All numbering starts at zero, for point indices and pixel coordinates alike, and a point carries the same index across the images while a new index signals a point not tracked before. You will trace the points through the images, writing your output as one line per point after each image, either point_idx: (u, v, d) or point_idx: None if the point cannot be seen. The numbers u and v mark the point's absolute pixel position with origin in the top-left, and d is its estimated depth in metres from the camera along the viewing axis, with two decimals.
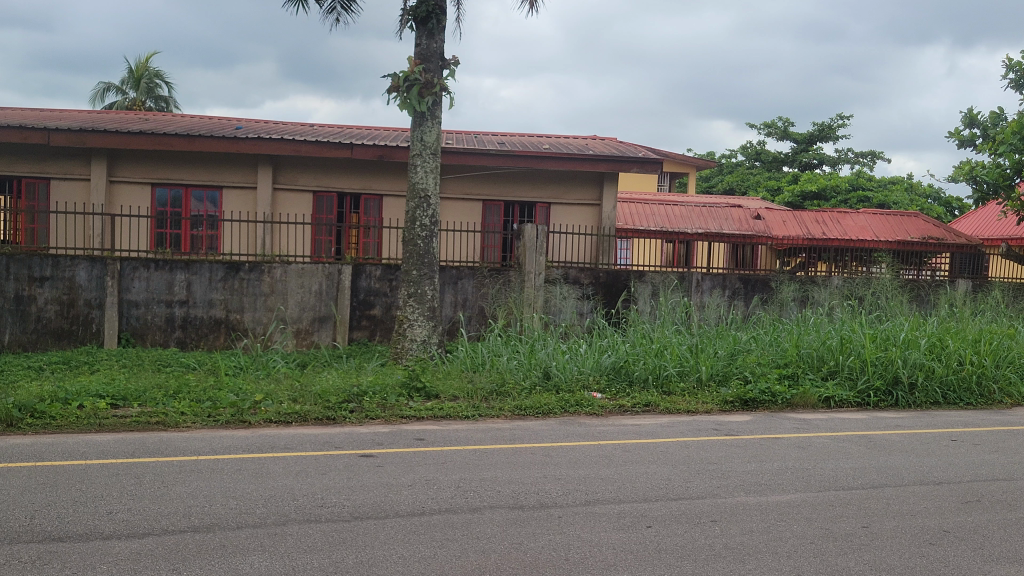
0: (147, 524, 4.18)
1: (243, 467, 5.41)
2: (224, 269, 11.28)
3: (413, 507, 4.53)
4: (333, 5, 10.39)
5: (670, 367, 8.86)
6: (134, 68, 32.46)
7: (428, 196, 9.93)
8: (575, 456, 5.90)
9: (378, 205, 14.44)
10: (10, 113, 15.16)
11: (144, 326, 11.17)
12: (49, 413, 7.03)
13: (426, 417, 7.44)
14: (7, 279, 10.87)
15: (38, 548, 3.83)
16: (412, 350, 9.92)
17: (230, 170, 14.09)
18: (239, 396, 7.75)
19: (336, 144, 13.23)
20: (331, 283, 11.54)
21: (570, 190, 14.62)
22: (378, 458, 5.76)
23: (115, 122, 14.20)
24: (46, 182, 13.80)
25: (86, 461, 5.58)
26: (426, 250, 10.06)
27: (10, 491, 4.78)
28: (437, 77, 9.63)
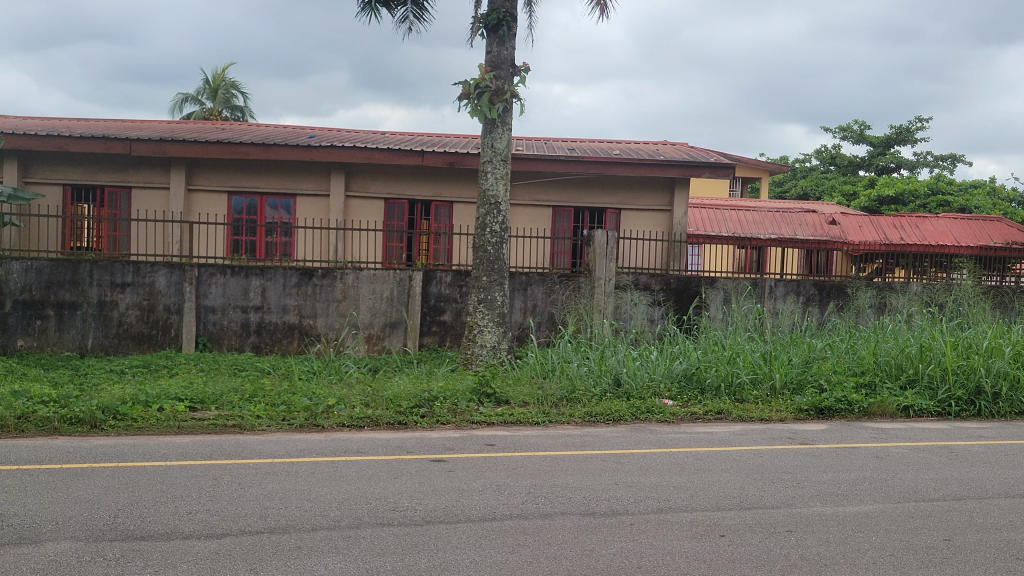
0: (225, 525, 4.26)
1: (318, 470, 5.49)
2: (298, 275, 11.48)
3: (484, 512, 4.54)
4: (406, 14, 10.51)
5: (743, 375, 8.72)
6: (211, 79, 33.29)
7: (499, 202, 9.94)
8: (646, 462, 5.86)
9: (449, 211, 14.56)
10: (94, 124, 15.64)
11: (220, 331, 11.41)
12: (131, 414, 7.23)
13: (496, 423, 7.46)
14: (91, 285, 11.14)
15: (123, 546, 3.93)
16: (481, 356, 9.97)
17: (304, 177, 14.33)
18: (312, 400, 7.84)
19: (407, 151, 13.35)
20: (402, 288, 11.66)
21: (640, 195, 14.54)
22: (449, 462, 5.80)
23: (193, 131, 14.55)
24: (128, 191, 14.20)
25: (167, 463, 5.71)
26: (496, 256, 10.07)
27: (95, 490, 4.92)
28: (507, 84, 9.66)
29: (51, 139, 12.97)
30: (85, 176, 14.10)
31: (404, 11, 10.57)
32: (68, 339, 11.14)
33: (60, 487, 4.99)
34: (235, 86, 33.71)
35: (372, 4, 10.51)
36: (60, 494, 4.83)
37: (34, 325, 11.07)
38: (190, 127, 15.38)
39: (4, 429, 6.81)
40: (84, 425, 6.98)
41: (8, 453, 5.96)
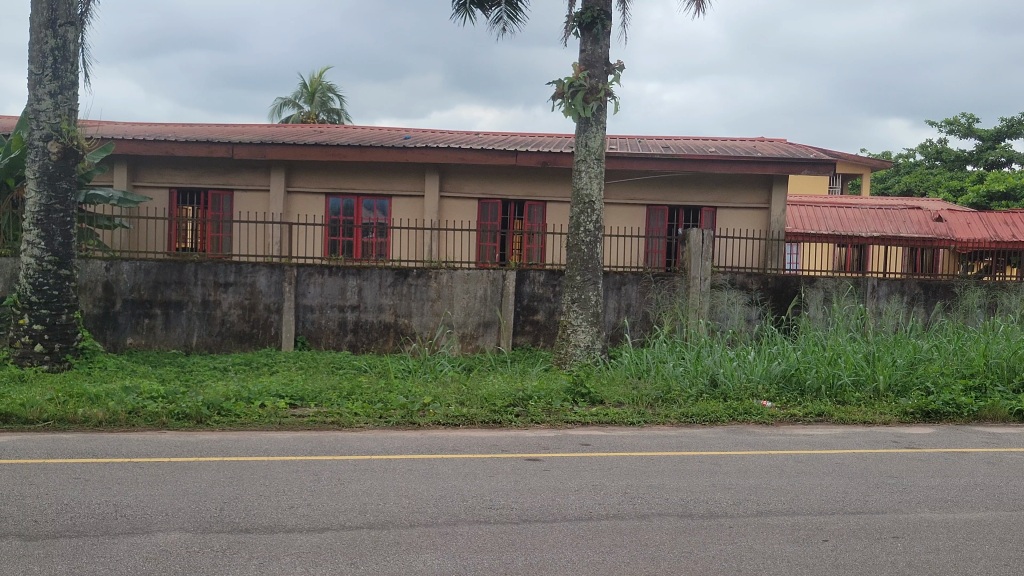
0: (326, 520, 4.35)
1: (415, 468, 5.55)
2: (394, 275, 11.65)
3: (580, 512, 4.53)
4: (499, 15, 10.56)
5: (845, 376, 8.50)
6: (308, 83, 34.06)
7: (592, 201, 9.88)
8: (745, 465, 5.77)
9: (542, 211, 14.59)
10: (199, 128, 16.15)
11: (318, 329, 11.66)
12: (235, 411, 7.43)
13: (591, 423, 7.44)
14: (196, 285, 11.47)
15: (229, 538, 4.04)
16: (576, 356, 9.95)
17: (399, 179, 14.53)
18: (408, 398, 7.94)
19: (501, 151, 13.42)
20: (496, 288, 11.74)
21: (736, 193, 14.32)
22: (545, 462, 5.80)
23: (293, 135, 14.91)
24: (230, 194, 14.63)
25: (270, 458, 5.85)
26: (590, 256, 10.01)
27: (201, 484, 5.08)
28: (601, 82, 9.63)
29: (158, 144, 13.43)
30: (190, 179, 14.57)
31: (498, 12, 10.62)
32: (174, 337, 11.50)
33: (167, 480, 5.16)
34: (333, 88, 34.40)
35: (466, 6, 10.59)
36: (169, 486, 5.00)
37: (143, 323, 11.44)
38: (290, 131, 15.76)
39: (115, 423, 7.09)
40: (190, 420, 7.21)
41: (120, 447, 6.20)
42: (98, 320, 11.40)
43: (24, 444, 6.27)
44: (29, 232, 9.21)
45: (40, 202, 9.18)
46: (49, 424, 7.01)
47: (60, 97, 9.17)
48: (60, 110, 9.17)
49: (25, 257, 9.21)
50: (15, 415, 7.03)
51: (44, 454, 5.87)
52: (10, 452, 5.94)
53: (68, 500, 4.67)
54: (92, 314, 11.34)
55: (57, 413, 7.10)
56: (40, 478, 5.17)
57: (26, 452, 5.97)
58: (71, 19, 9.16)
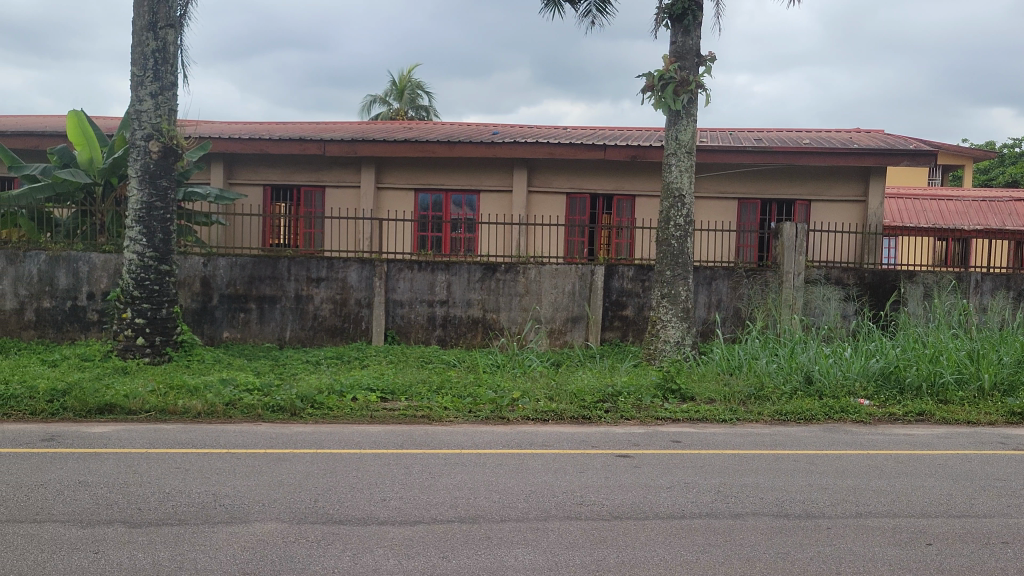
0: (418, 513, 4.38)
1: (505, 463, 5.56)
2: (482, 270, 11.71)
3: (673, 510, 4.47)
4: (589, 8, 10.49)
5: (947, 374, 8.21)
6: (397, 81, 34.52)
7: (683, 195, 9.75)
8: (842, 464, 5.62)
9: (631, 205, 14.51)
10: (292, 127, 16.47)
11: (407, 324, 11.79)
12: (327, 404, 7.56)
13: (681, 419, 7.35)
14: (289, 280, 11.69)
15: (324, 529, 4.10)
16: (665, 351, 9.84)
17: (488, 174, 14.59)
18: (497, 392, 7.97)
19: (590, 145, 13.35)
20: (585, 283, 11.71)
21: (832, 186, 13.99)
22: (635, 458, 5.75)
23: (383, 131, 15.10)
24: (322, 190, 14.89)
25: (361, 451, 5.94)
26: (681, 250, 9.87)
27: (296, 475, 5.17)
28: (693, 74, 9.48)
29: (253, 142, 13.75)
30: (283, 176, 14.89)
31: (588, 5, 10.55)
32: (269, 330, 11.72)
33: (263, 471, 5.28)
34: (422, 87, 34.76)
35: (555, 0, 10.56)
36: (266, 477, 5.11)
37: (238, 317, 11.69)
38: (380, 127, 15.95)
39: (213, 415, 7.27)
40: (285, 412, 7.36)
41: (218, 438, 6.37)
42: (197, 315, 11.66)
43: (128, 433, 6.50)
44: (132, 229, 9.53)
45: (142, 199, 9.48)
46: (151, 415, 7.23)
47: (160, 97, 9.44)
48: (161, 111, 9.45)
49: (128, 253, 9.54)
50: (119, 405, 7.28)
51: (147, 444, 6.07)
52: (115, 442, 6.15)
53: (171, 488, 4.81)
54: (190, 308, 11.63)
55: (158, 404, 7.33)
56: (143, 467, 5.34)
57: (130, 442, 6.18)
58: (171, 21, 9.41)
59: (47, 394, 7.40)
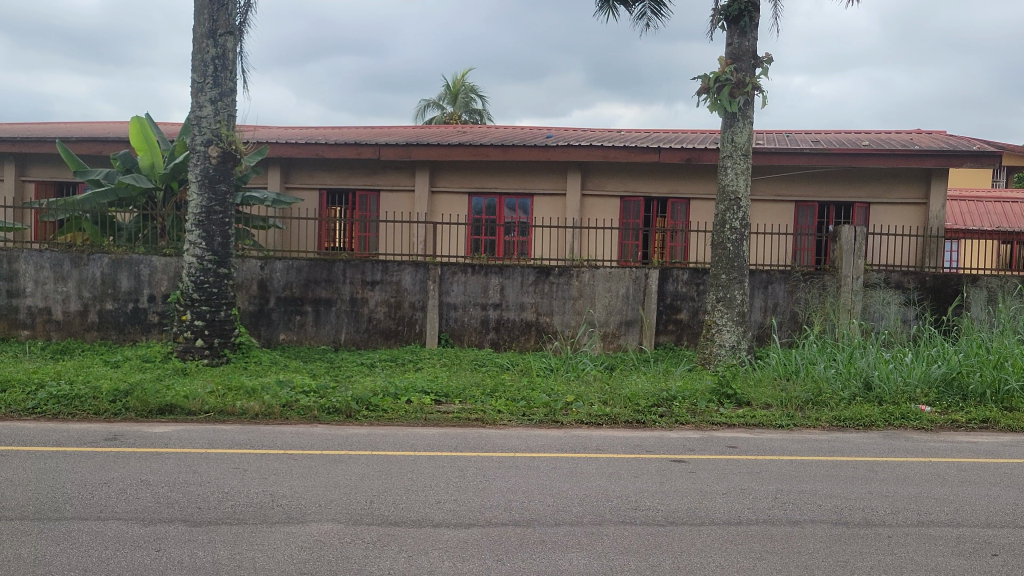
0: (472, 515, 4.39)
1: (559, 467, 5.55)
2: (536, 273, 11.71)
3: (730, 516, 4.42)
4: (644, 11, 10.45)
5: (1013, 381, 8.02)
6: (450, 85, 34.70)
7: (739, 198, 9.65)
8: (903, 472, 5.51)
9: (685, 208, 14.40)
10: (348, 131, 16.63)
11: (461, 327, 11.84)
12: (382, 406, 7.62)
13: (737, 425, 7.28)
14: (344, 283, 11.81)
15: (380, 531, 4.13)
16: (720, 355, 9.75)
17: (541, 177, 14.58)
18: (551, 396, 7.96)
19: (644, 148, 13.28)
20: (638, 286, 11.66)
21: (892, 188, 13.76)
22: (691, 463, 5.70)
23: (437, 135, 15.18)
24: (377, 194, 15.03)
25: (416, 453, 5.97)
26: (736, 254, 9.77)
27: (352, 477, 5.22)
28: (749, 76, 9.40)
29: (310, 146, 13.92)
30: (339, 180, 15.05)
31: (642, 7, 10.50)
32: (324, 333, 11.84)
33: (320, 472, 5.34)
34: (475, 91, 34.88)
35: (610, 3, 10.53)
36: (322, 478, 5.17)
37: (295, 320, 11.82)
38: (435, 132, 16.04)
39: (271, 416, 7.37)
40: (341, 414, 7.44)
41: (276, 439, 6.46)
42: (253, 317, 11.82)
43: (187, 434, 6.61)
44: (192, 232, 9.70)
45: (201, 203, 9.65)
46: (210, 416, 7.36)
47: (219, 103, 9.61)
48: (220, 116, 9.61)
49: (188, 256, 9.71)
50: (179, 406, 7.42)
51: (207, 444, 6.17)
52: (176, 442, 6.27)
53: (230, 488, 4.89)
54: (248, 311, 11.78)
55: (217, 405, 7.45)
56: (203, 466, 5.43)
57: (190, 442, 6.29)
58: (230, 28, 9.57)
59: (110, 394, 7.56)
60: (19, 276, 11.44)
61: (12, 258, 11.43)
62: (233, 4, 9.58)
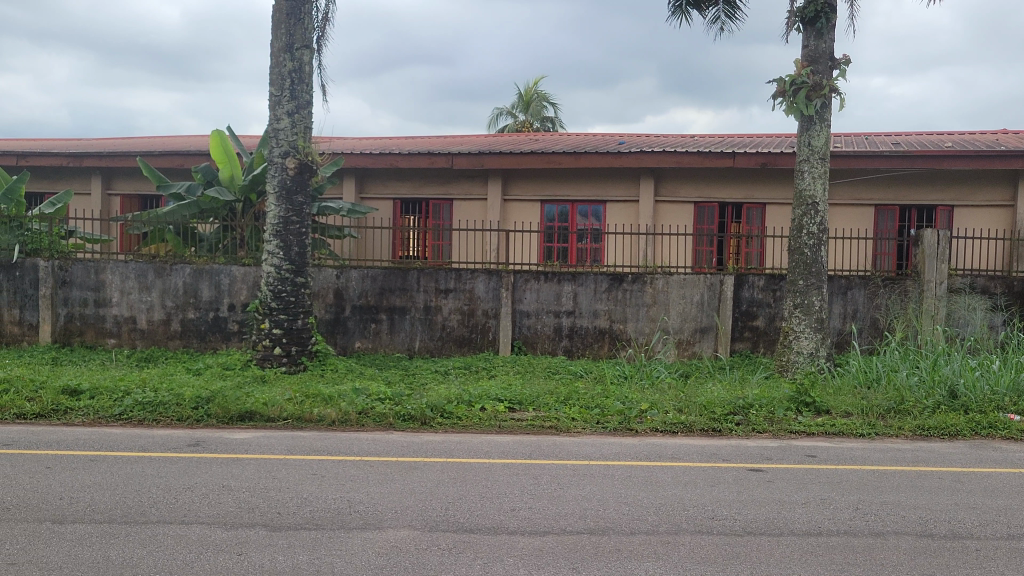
0: (547, 523, 4.39)
1: (634, 475, 5.51)
2: (609, 280, 11.67)
3: (809, 527, 4.33)
4: (718, 14, 10.35)
5: None
6: (523, 93, 34.84)
7: (816, 202, 9.47)
8: (991, 483, 5.32)
9: (761, 213, 14.21)
10: (421, 141, 16.81)
11: (534, 334, 11.84)
12: (457, 413, 7.67)
13: (817, 433, 7.14)
14: (418, 291, 11.90)
15: (456, 538, 4.15)
16: (798, 363, 9.58)
17: (614, 184, 14.53)
18: (625, 404, 7.90)
19: (719, 153, 13.13)
20: (713, 293, 11.54)
21: (976, 190, 13.39)
22: (769, 472, 5.62)
23: (509, 143, 15.25)
24: (450, 203, 15.15)
25: (491, 460, 5.99)
26: (814, 259, 9.58)
27: (427, 483, 5.26)
28: (826, 78, 9.24)
29: (384, 156, 14.10)
30: (412, 190, 15.20)
31: (715, 11, 10.42)
32: (399, 340, 11.96)
33: (396, 479, 5.39)
34: (548, 100, 34.93)
35: (683, 8, 10.46)
36: (397, 484, 5.22)
37: (370, 328, 11.96)
38: (507, 140, 16.11)
39: (347, 423, 7.47)
40: (416, 421, 7.51)
41: (352, 445, 6.54)
42: (330, 325, 11.99)
43: (267, 440, 6.75)
44: (270, 243, 9.90)
45: (279, 214, 9.84)
46: (288, 422, 7.49)
47: (296, 116, 9.78)
48: (297, 128, 9.78)
49: (266, 266, 9.91)
50: (259, 412, 7.57)
51: (285, 450, 6.28)
52: (255, 447, 6.40)
53: (309, 494, 4.96)
54: (324, 319, 11.96)
55: (296, 412, 7.58)
56: (282, 472, 5.52)
57: (269, 448, 6.41)
58: (307, 42, 9.75)
59: (193, 401, 7.74)
60: (106, 286, 11.79)
61: (99, 268, 11.78)
62: (310, 19, 9.77)
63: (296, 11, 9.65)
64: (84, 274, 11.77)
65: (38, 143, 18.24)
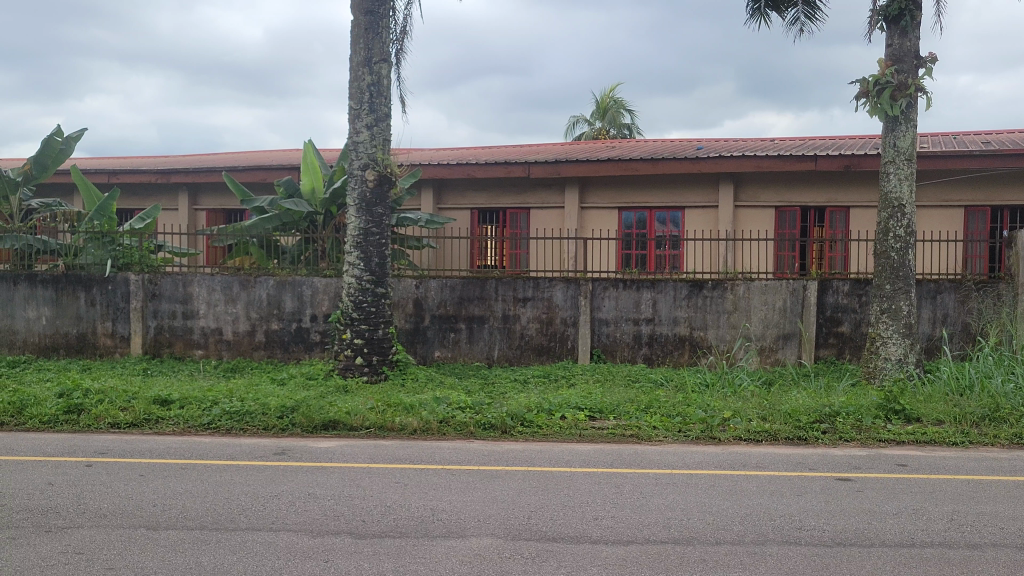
0: (630, 533, 4.35)
1: (718, 484, 5.43)
2: (688, 287, 11.56)
3: (901, 537, 4.22)
4: (797, 16, 10.18)
5: None
6: (599, 101, 34.75)
7: (903, 205, 9.24)
8: None
9: (845, 217, 13.93)
10: (499, 151, 16.90)
11: (613, 342, 11.78)
12: (537, 422, 7.66)
13: (907, 442, 6.95)
14: (497, 300, 11.94)
15: (539, 546, 4.15)
16: (886, 370, 9.33)
17: (692, 190, 14.39)
18: (707, 412, 7.79)
19: (800, 156, 12.91)
20: (796, 299, 11.36)
21: None
22: (857, 482, 5.48)
23: (586, 151, 15.24)
24: (527, 212, 15.20)
25: (572, 469, 5.98)
26: (902, 263, 9.34)
27: (510, 492, 5.27)
28: (912, 77, 9.01)
29: (461, 166, 14.21)
30: (490, 200, 15.27)
31: (795, 12, 10.25)
32: (478, 350, 12.00)
33: (478, 487, 5.42)
34: (624, 106, 34.75)
35: (761, 10, 10.34)
36: (479, 493, 5.23)
37: (449, 337, 12.04)
38: (584, 148, 16.10)
39: (429, 431, 7.53)
40: (496, 430, 7.53)
41: (434, 454, 6.60)
42: (410, 335, 12.11)
43: (350, 448, 6.84)
44: (351, 254, 10.04)
45: (360, 226, 9.99)
46: (371, 431, 7.58)
47: (375, 128, 9.93)
48: (376, 141, 9.92)
49: (348, 277, 10.06)
50: (342, 421, 7.67)
51: (368, 459, 6.36)
52: (339, 456, 6.50)
53: (392, 502, 5.02)
54: (404, 329, 12.08)
55: (378, 421, 7.66)
56: (366, 480, 5.60)
57: (352, 456, 6.51)
58: (384, 55, 9.89)
59: (278, 410, 7.90)
60: (193, 298, 12.10)
61: (187, 282, 12.11)
62: (388, 32, 9.92)
63: (374, 25, 9.80)
64: (173, 287, 12.11)
65: (129, 161, 18.86)
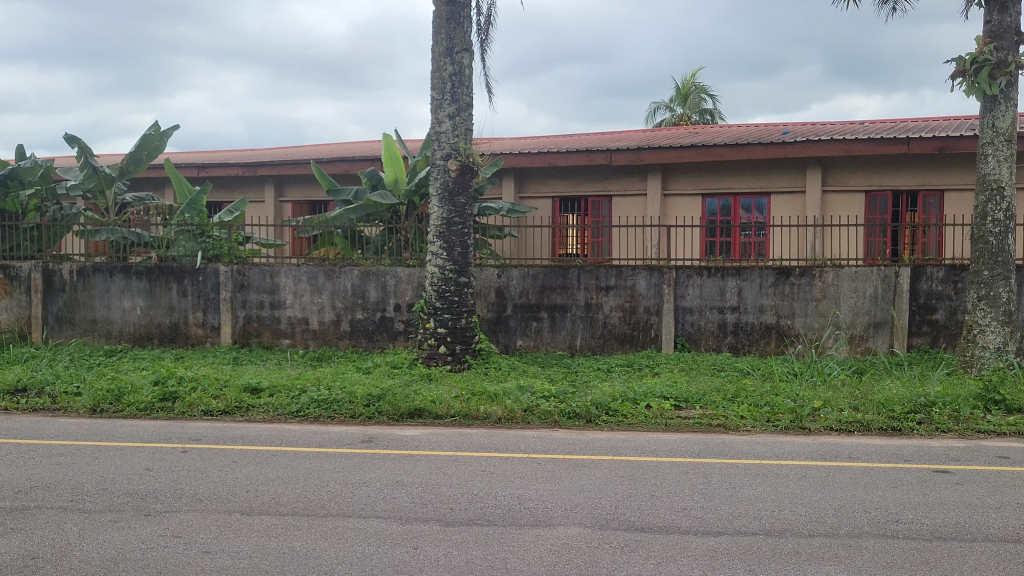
0: (720, 524, 4.29)
1: (808, 475, 5.32)
2: (775, 275, 11.36)
3: (1006, 533, 4.06)
4: None
5: None
6: (681, 86, 34.28)
7: (1002, 187, 8.91)
8: None
9: (939, 201, 13.50)
10: (580, 139, 16.81)
11: (697, 331, 11.64)
12: (622, 411, 7.62)
13: (1007, 433, 6.72)
14: (579, 289, 11.89)
15: (626, 536, 4.12)
16: (984, 359, 9.02)
17: (779, 175, 14.12)
18: (796, 402, 7.63)
19: (891, 139, 12.53)
20: (888, 286, 11.06)
21: None
22: (956, 474, 5.32)
23: (669, 138, 15.07)
24: (609, 200, 15.11)
25: (658, 459, 5.92)
26: (1000, 248, 9.01)
27: (596, 481, 5.25)
28: (1011, 55, 8.67)
29: (543, 154, 14.19)
30: (571, 188, 15.22)
31: None
32: (560, 338, 11.98)
33: (563, 476, 5.40)
34: (706, 91, 34.23)
35: None
36: (564, 482, 5.22)
37: (531, 326, 12.03)
38: (666, 134, 15.91)
39: (513, 420, 7.54)
40: (581, 419, 7.51)
41: (518, 443, 6.61)
42: (492, 324, 12.14)
43: (436, 437, 6.89)
44: (434, 244, 10.12)
45: (442, 216, 10.05)
46: (456, 420, 7.63)
47: (457, 118, 9.95)
48: (458, 131, 9.96)
49: (431, 267, 10.14)
50: (427, 410, 7.75)
51: (453, 447, 6.40)
52: (425, 444, 6.56)
53: (477, 490, 5.04)
54: (487, 318, 12.12)
55: (463, 409, 7.71)
56: (452, 469, 5.63)
57: (438, 444, 6.56)
58: (466, 45, 9.91)
59: (364, 398, 8.01)
60: (280, 289, 12.33)
61: (274, 272, 12.34)
62: (470, 22, 9.93)
63: (456, 15, 9.82)
64: (261, 278, 12.36)
65: (219, 155, 19.32)
